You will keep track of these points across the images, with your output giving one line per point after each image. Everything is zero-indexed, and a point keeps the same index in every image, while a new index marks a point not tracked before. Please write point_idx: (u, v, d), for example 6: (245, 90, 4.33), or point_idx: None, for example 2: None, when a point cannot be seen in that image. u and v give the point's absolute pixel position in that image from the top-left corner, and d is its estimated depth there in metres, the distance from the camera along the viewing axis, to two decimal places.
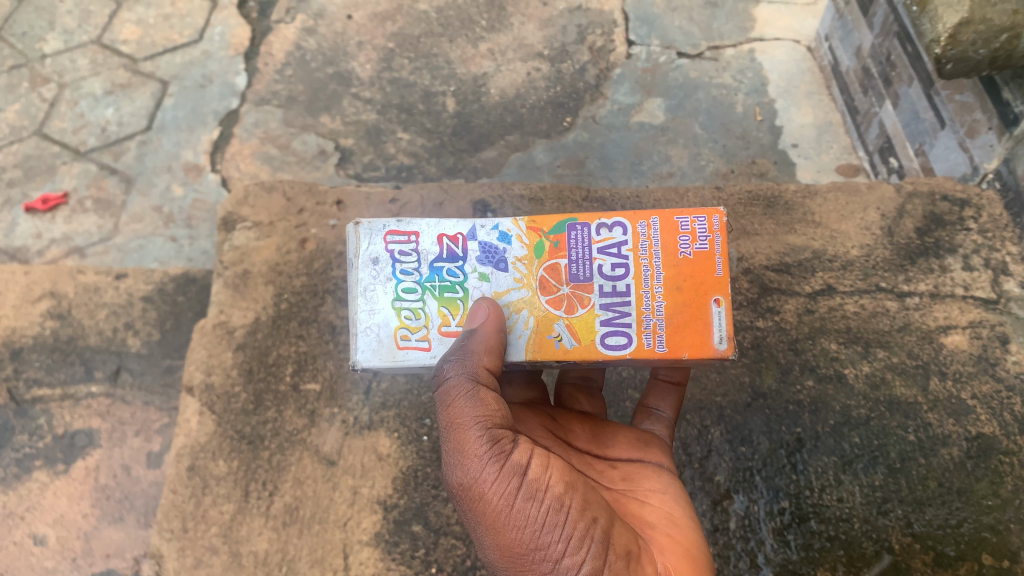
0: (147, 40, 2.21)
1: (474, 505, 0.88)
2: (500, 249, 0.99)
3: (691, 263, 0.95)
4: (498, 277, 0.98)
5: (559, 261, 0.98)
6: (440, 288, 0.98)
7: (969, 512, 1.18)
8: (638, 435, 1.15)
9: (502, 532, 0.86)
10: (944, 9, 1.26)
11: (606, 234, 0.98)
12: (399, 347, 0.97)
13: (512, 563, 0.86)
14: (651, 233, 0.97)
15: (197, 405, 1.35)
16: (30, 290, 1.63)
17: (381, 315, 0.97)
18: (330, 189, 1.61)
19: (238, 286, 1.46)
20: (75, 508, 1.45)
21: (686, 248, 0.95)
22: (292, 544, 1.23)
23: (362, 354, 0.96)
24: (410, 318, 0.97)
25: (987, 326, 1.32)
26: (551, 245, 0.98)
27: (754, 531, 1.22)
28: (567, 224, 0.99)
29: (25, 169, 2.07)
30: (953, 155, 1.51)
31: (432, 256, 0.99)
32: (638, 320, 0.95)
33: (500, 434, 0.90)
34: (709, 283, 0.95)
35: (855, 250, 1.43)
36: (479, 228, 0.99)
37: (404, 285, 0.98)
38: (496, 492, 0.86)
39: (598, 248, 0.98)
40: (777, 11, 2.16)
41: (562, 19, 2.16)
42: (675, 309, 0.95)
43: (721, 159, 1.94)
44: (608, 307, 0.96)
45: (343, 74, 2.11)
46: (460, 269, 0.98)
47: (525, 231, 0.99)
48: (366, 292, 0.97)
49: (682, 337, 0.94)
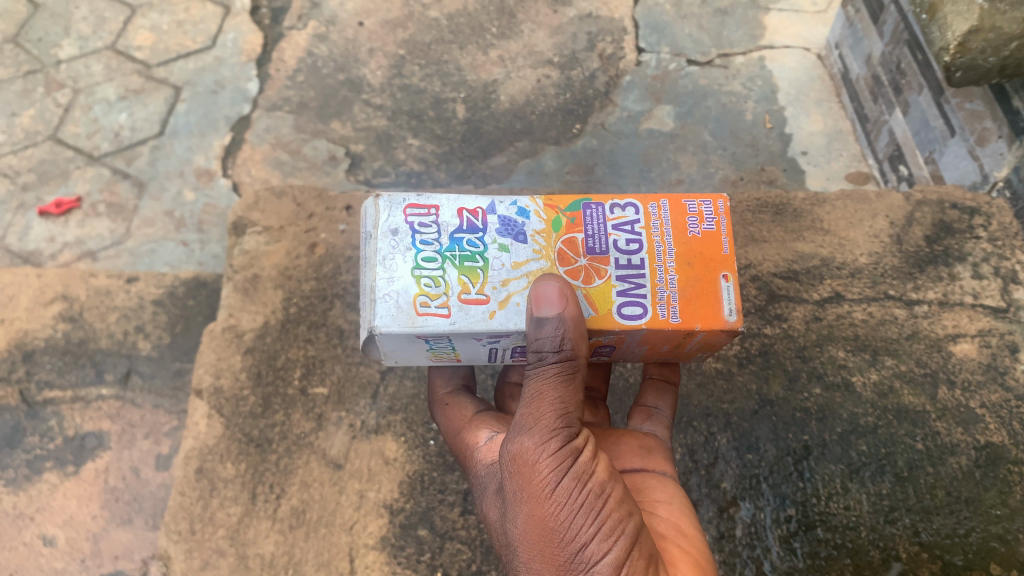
0: (160, 46, 2.24)
1: (523, 470, 0.88)
2: (519, 223, 0.99)
3: (699, 242, 0.98)
4: (517, 249, 0.97)
5: (576, 235, 0.99)
6: (460, 257, 0.96)
7: (977, 522, 1.17)
8: (640, 442, 1.13)
9: (541, 504, 0.86)
10: (953, 17, 1.26)
11: (619, 213, 1.00)
12: (418, 313, 0.93)
13: (538, 536, 0.86)
14: (662, 214, 1.00)
15: (205, 408, 1.35)
16: (42, 293, 1.65)
17: (400, 282, 0.94)
18: (340, 194, 1.62)
19: (247, 290, 1.47)
20: (85, 509, 1.46)
21: (694, 228, 0.99)
22: (298, 547, 1.24)
23: (381, 319, 0.92)
24: (430, 286, 0.94)
25: (997, 335, 1.31)
26: (568, 221, 1.00)
27: (761, 538, 1.21)
28: (582, 204, 1.01)
29: (39, 173, 2.09)
30: (963, 163, 1.50)
31: (452, 228, 0.98)
32: (653, 292, 0.96)
33: (570, 421, 0.92)
34: (719, 259, 0.97)
35: (863, 257, 1.43)
36: (499, 203, 1.00)
37: (424, 254, 0.95)
38: (548, 465, 0.87)
39: (613, 225, 0.99)
40: (787, 18, 2.16)
41: (572, 27, 2.17)
42: (687, 283, 0.96)
43: (730, 166, 1.94)
44: (623, 279, 0.96)
45: (354, 80, 2.12)
46: (480, 239, 0.97)
47: (544, 207, 1.00)
48: (385, 260, 0.95)
49: (694, 309, 0.95)
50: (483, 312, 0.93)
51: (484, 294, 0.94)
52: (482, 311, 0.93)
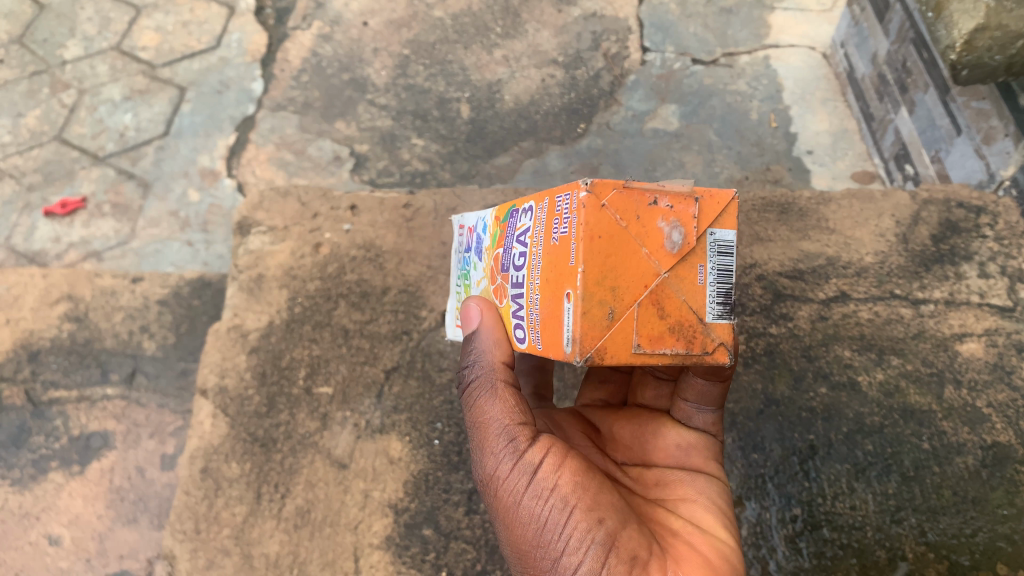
0: (165, 46, 2.24)
1: (492, 500, 0.92)
2: (483, 239, 1.03)
3: (558, 248, 0.77)
4: (479, 265, 1.03)
5: (500, 250, 0.93)
6: (465, 275, 1.11)
7: (983, 522, 1.17)
8: (680, 440, 1.09)
9: (513, 529, 0.90)
10: (960, 15, 1.25)
11: (523, 219, 0.87)
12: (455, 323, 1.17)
13: (522, 560, 0.90)
14: (544, 215, 0.82)
15: (210, 407, 1.35)
16: (47, 292, 1.65)
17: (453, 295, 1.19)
18: (345, 194, 1.63)
19: (252, 289, 1.47)
20: (90, 509, 1.46)
21: (557, 231, 0.78)
22: (303, 546, 1.23)
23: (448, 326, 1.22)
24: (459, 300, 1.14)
25: (1003, 334, 1.31)
26: (501, 233, 0.94)
27: (766, 538, 1.21)
28: (513, 211, 0.92)
29: (45, 174, 2.09)
30: (969, 162, 1.49)
31: (467, 248, 1.12)
32: (526, 313, 0.84)
33: (517, 431, 0.92)
34: (567, 273, 0.75)
35: (870, 257, 1.42)
36: (480, 220, 1.06)
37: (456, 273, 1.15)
38: (507, 489, 0.90)
39: (518, 234, 0.88)
40: (792, 18, 2.16)
41: (577, 26, 2.16)
42: (545, 302, 0.79)
43: (735, 165, 1.93)
44: (513, 297, 0.88)
45: (359, 80, 2.12)
46: (471, 258, 1.08)
47: (492, 220, 0.98)
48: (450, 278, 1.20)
49: (548, 334, 0.78)
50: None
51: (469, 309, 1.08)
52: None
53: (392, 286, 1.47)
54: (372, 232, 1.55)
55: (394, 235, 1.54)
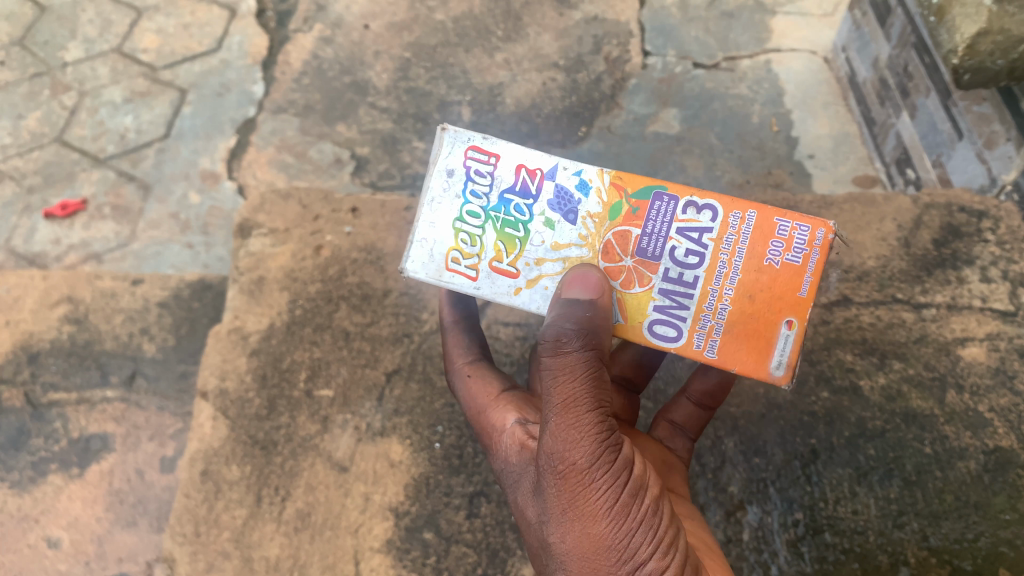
0: (166, 49, 2.24)
1: (573, 489, 0.86)
2: (574, 198, 0.95)
3: (772, 274, 0.92)
4: (562, 228, 0.95)
5: (631, 229, 0.94)
6: (502, 220, 0.96)
7: (986, 526, 1.16)
8: (664, 456, 1.15)
9: (597, 523, 0.85)
10: (961, 19, 1.25)
11: (692, 215, 0.94)
12: (446, 268, 0.97)
13: (591, 557, 0.85)
14: (744, 230, 0.93)
15: (210, 409, 1.35)
16: (47, 294, 1.64)
17: (440, 231, 0.97)
18: (346, 196, 1.63)
19: (253, 291, 1.47)
20: (89, 511, 1.46)
21: (774, 258, 0.92)
22: (304, 549, 1.23)
23: (411, 264, 0.98)
24: (466, 242, 0.97)
25: (1005, 339, 1.30)
26: (631, 210, 0.95)
27: (768, 543, 1.20)
28: (654, 192, 0.95)
29: (45, 176, 2.09)
30: (971, 166, 1.50)
31: (506, 185, 0.96)
32: (696, 318, 0.93)
33: (613, 423, 0.88)
34: (785, 301, 0.92)
35: (871, 261, 1.42)
36: (561, 170, 0.96)
37: (470, 208, 0.96)
38: (605, 482, 0.85)
39: (679, 227, 0.94)
40: (793, 22, 2.16)
41: (578, 29, 2.16)
42: (741, 317, 0.92)
43: (737, 168, 1.93)
44: (666, 294, 0.94)
45: (360, 83, 2.12)
46: (528, 207, 0.95)
47: (607, 187, 0.95)
48: (433, 202, 0.97)
49: (737, 348, 0.93)
50: (508, 287, 0.96)
51: (514, 267, 0.96)
52: (507, 284, 0.96)
53: (393, 289, 1.46)
54: (373, 234, 1.55)
55: (395, 237, 1.54)
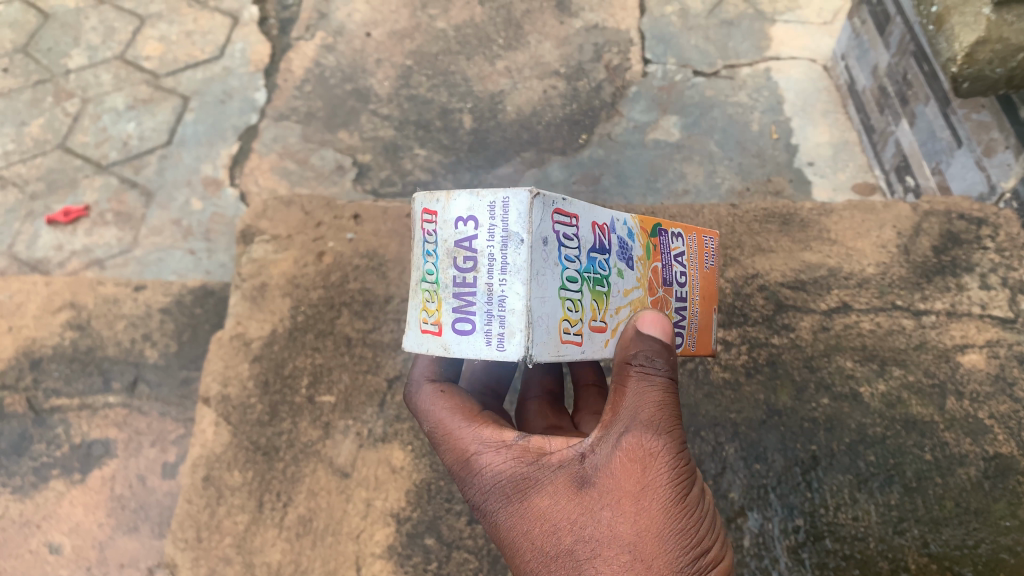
0: (169, 56, 2.26)
1: (656, 473, 0.88)
2: (629, 246, 0.91)
3: (708, 276, 1.07)
4: (628, 275, 0.90)
5: (657, 265, 0.96)
6: (594, 279, 0.84)
7: (986, 533, 1.16)
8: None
9: (674, 508, 0.87)
10: (960, 28, 1.26)
11: (676, 243, 1.01)
12: (563, 341, 0.79)
13: (661, 541, 0.86)
14: (695, 247, 1.05)
15: (213, 415, 1.36)
16: (50, 301, 1.66)
17: (551, 304, 0.77)
18: (349, 203, 1.64)
19: (256, 298, 1.48)
20: (91, 517, 1.46)
21: (708, 263, 1.07)
22: (305, 555, 1.23)
23: (537, 348, 0.76)
24: (572, 310, 0.80)
25: (1005, 346, 1.31)
26: (654, 248, 0.96)
27: (768, 549, 1.20)
28: (658, 229, 0.98)
29: (48, 182, 2.09)
30: (970, 174, 1.50)
31: (590, 245, 0.84)
32: (688, 324, 1.02)
33: None
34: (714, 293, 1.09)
35: (871, 268, 1.43)
36: (617, 221, 0.90)
37: (571, 273, 0.80)
38: (683, 473, 0.89)
39: (675, 255, 1.00)
40: (792, 30, 2.17)
41: (579, 38, 2.18)
42: (702, 315, 1.05)
43: (736, 176, 1.94)
44: (678, 311, 1.00)
45: (362, 90, 2.13)
46: (608, 262, 0.86)
47: (639, 228, 0.94)
48: (540, 275, 0.76)
49: (702, 340, 1.06)
50: (601, 343, 0.86)
51: (603, 322, 0.86)
52: (601, 340, 0.85)
53: (395, 295, 1.47)
54: (375, 240, 1.56)
55: (397, 244, 1.55)
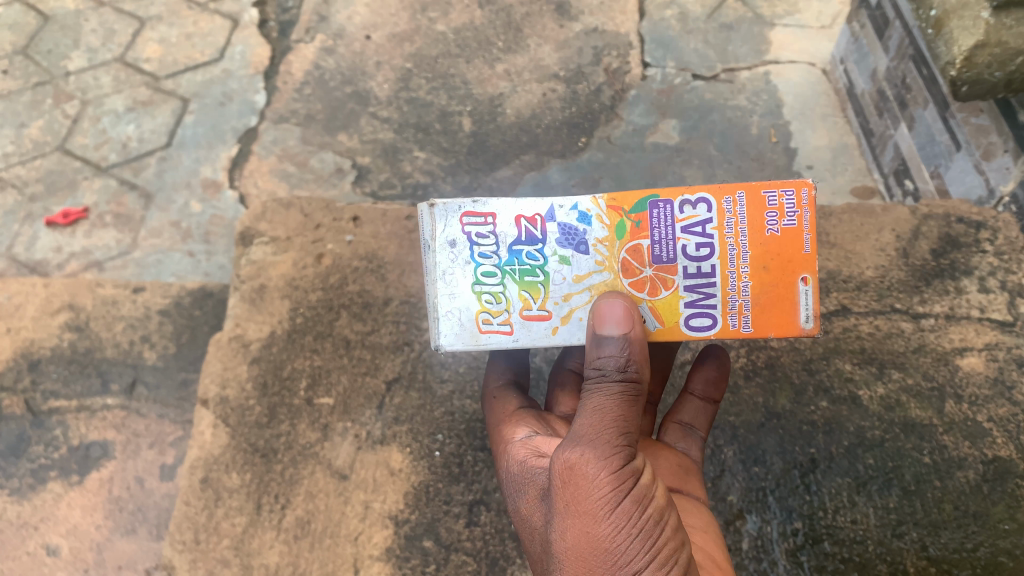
0: (169, 58, 2.26)
1: (576, 485, 0.86)
2: (580, 230, 0.96)
3: (779, 240, 0.94)
4: (579, 260, 0.96)
5: (641, 242, 0.96)
6: (520, 271, 0.96)
7: (985, 536, 1.16)
8: (678, 459, 1.14)
9: (592, 520, 0.85)
10: (959, 32, 1.26)
11: (689, 211, 0.95)
12: (481, 330, 0.97)
13: (586, 555, 0.84)
14: (739, 211, 0.94)
15: (211, 417, 1.35)
16: (48, 302, 1.65)
17: (461, 299, 0.97)
18: (347, 205, 1.64)
19: (254, 299, 1.48)
20: (89, 519, 1.46)
21: (772, 226, 0.94)
22: (303, 557, 1.23)
23: (446, 337, 0.97)
24: (491, 302, 0.97)
25: (1003, 349, 1.31)
26: (632, 226, 0.96)
27: (767, 552, 1.20)
28: (649, 202, 0.96)
29: (47, 184, 2.09)
30: (968, 177, 1.51)
31: (511, 239, 0.96)
32: (724, 301, 0.95)
33: (630, 438, 0.90)
34: (798, 260, 0.94)
35: (870, 271, 1.43)
36: (558, 208, 0.96)
37: (483, 269, 0.97)
38: (606, 483, 0.85)
39: (682, 227, 0.95)
40: (791, 34, 2.18)
41: (579, 41, 2.19)
42: (760, 290, 0.95)
43: (735, 180, 1.94)
44: (692, 289, 0.95)
45: (361, 93, 2.14)
46: (539, 251, 0.96)
47: (605, 211, 0.96)
48: (445, 275, 0.97)
49: (769, 317, 0.95)
50: (546, 330, 0.97)
51: (546, 309, 0.97)
52: (544, 327, 0.97)
53: (394, 297, 1.47)
54: (374, 242, 1.56)
55: (396, 246, 1.55)
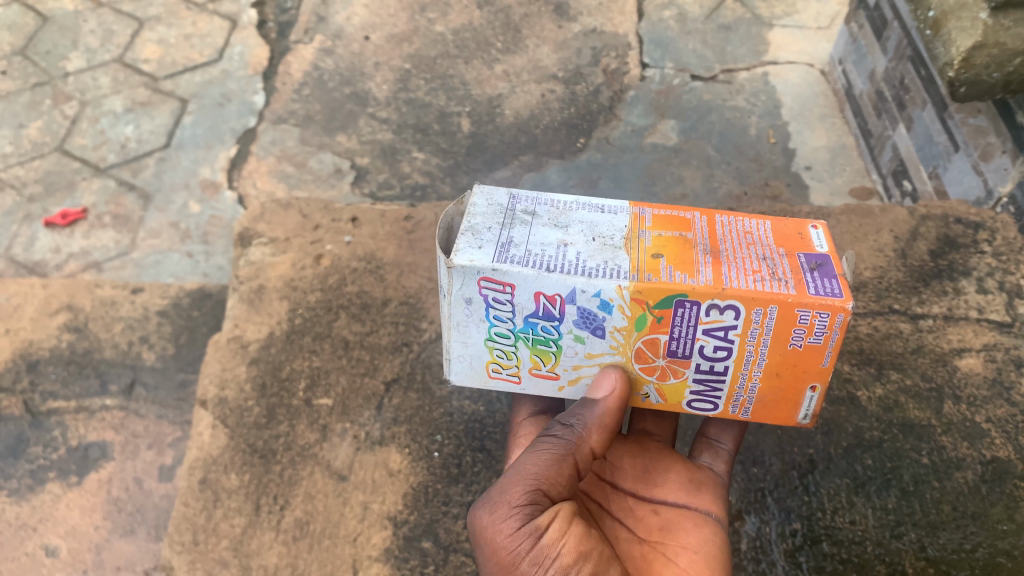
0: (167, 59, 2.27)
1: (485, 550, 0.90)
2: (599, 317, 0.88)
3: (799, 354, 0.88)
4: (593, 342, 0.91)
5: (659, 336, 0.89)
6: (533, 339, 0.92)
7: (983, 537, 1.16)
8: (691, 474, 1.09)
9: None
10: (957, 33, 1.27)
11: (715, 316, 0.87)
12: (490, 376, 0.98)
13: None
14: (767, 323, 0.86)
15: (210, 418, 1.35)
16: (48, 302, 1.66)
17: (474, 347, 0.94)
18: (347, 206, 1.65)
19: (253, 300, 1.48)
20: (87, 520, 1.45)
21: (797, 341, 0.87)
22: (302, 559, 1.22)
23: (456, 375, 0.98)
24: (502, 357, 0.95)
25: (1002, 350, 1.31)
26: (654, 319, 0.88)
27: (766, 553, 1.19)
28: (676, 299, 0.86)
29: (46, 184, 2.09)
30: (966, 179, 1.52)
31: (528, 312, 0.89)
32: (729, 394, 0.94)
33: (536, 494, 0.90)
34: (814, 373, 0.90)
35: (869, 272, 1.44)
36: (581, 293, 0.86)
37: (497, 331, 0.92)
38: (507, 546, 0.87)
39: (703, 328, 0.88)
40: (789, 35, 2.19)
41: (576, 42, 2.20)
42: (768, 390, 0.92)
43: (734, 180, 1.92)
44: (700, 381, 0.93)
45: (360, 94, 2.14)
46: (555, 328, 0.90)
47: (629, 303, 0.86)
48: (459, 327, 0.92)
49: (770, 411, 0.95)
50: (552, 386, 0.98)
51: (553, 372, 0.96)
52: (551, 385, 0.97)
53: (393, 298, 1.47)
54: (373, 243, 1.56)
55: (395, 246, 1.55)
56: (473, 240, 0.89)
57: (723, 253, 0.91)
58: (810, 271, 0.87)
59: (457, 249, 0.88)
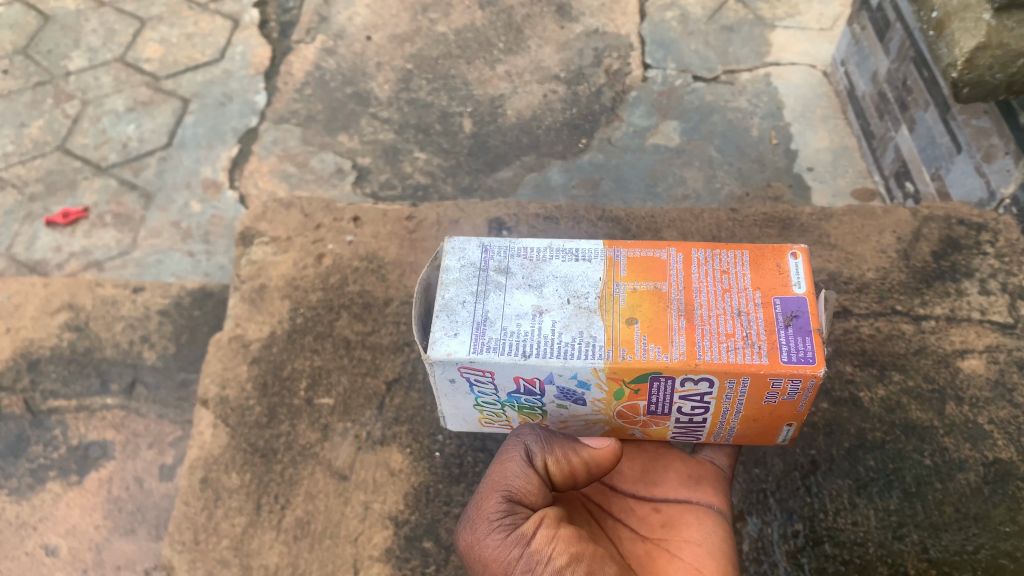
0: (169, 59, 2.26)
1: (475, 566, 0.91)
2: (578, 393, 0.92)
3: (774, 406, 0.92)
4: (575, 407, 0.96)
5: (638, 402, 0.94)
6: (518, 404, 0.98)
7: (986, 538, 1.16)
8: (691, 468, 1.07)
9: None
10: (961, 34, 1.26)
11: (689, 387, 0.90)
12: (485, 424, 1.07)
13: None
14: (741, 389, 0.89)
15: (211, 417, 1.35)
16: (48, 301, 1.64)
17: (466, 408, 1.02)
18: (349, 205, 1.64)
19: (255, 300, 1.48)
20: (88, 519, 1.47)
21: (771, 399, 0.90)
22: (303, 558, 1.22)
23: (454, 424, 1.08)
24: (491, 414, 1.03)
25: (1005, 351, 1.31)
26: (631, 391, 0.91)
27: (768, 554, 1.19)
28: (651, 377, 0.89)
29: (47, 183, 2.09)
30: (969, 180, 1.52)
31: (510, 389, 0.94)
32: (710, 432, 0.99)
33: (517, 506, 0.92)
34: (790, 415, 0.94)
35: (871, 273, 1.43)
36: (558, 377, 0.90)
37: (483, 399, 0.98)
38: (495, 558, 0.88)
39: (680, 395, 0.92)
40: (792, 36, 2.18)
41: (579, 42, 2.19)
42: (747, 427, 0.98)
43: (736, 181, 1.93)
44: (681, 427, 0.99)
45: (362, 94, 2.14)
46: (538, 398, 0.95)
47: (605, 382, 0.89)
48: (449, 396, 0.99)
49: (749, 437, 1.01)
50: None
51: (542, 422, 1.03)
52: None
53: (394, 297, 1.47)
54: (375, 242, 1.55)
55: (396, 245, 1.55)
56: (448, 324, 0.92)
57: (697, 313, 0.92)
58: (784, 330, 0.89)
59: (433, 340, 0.91)
